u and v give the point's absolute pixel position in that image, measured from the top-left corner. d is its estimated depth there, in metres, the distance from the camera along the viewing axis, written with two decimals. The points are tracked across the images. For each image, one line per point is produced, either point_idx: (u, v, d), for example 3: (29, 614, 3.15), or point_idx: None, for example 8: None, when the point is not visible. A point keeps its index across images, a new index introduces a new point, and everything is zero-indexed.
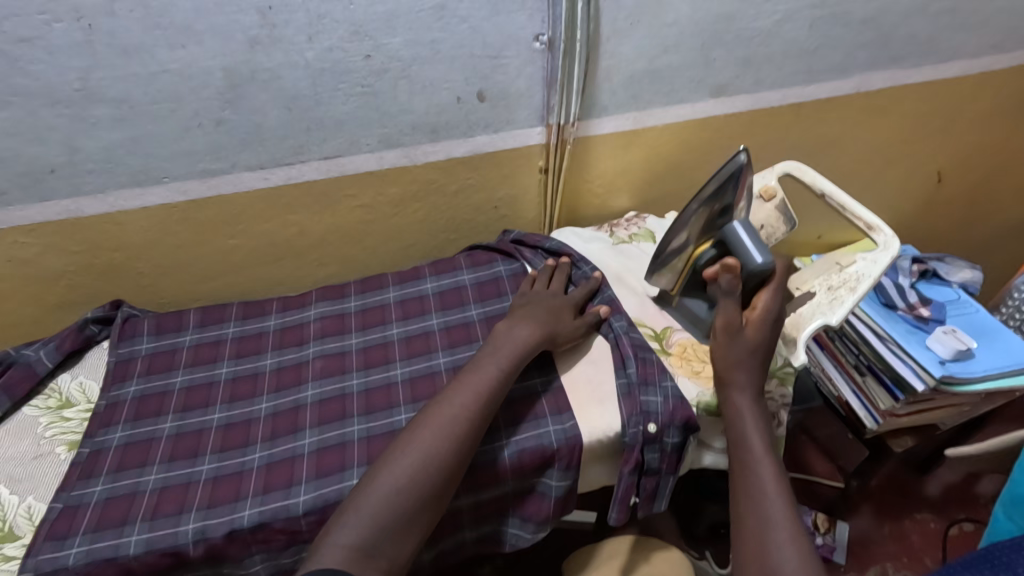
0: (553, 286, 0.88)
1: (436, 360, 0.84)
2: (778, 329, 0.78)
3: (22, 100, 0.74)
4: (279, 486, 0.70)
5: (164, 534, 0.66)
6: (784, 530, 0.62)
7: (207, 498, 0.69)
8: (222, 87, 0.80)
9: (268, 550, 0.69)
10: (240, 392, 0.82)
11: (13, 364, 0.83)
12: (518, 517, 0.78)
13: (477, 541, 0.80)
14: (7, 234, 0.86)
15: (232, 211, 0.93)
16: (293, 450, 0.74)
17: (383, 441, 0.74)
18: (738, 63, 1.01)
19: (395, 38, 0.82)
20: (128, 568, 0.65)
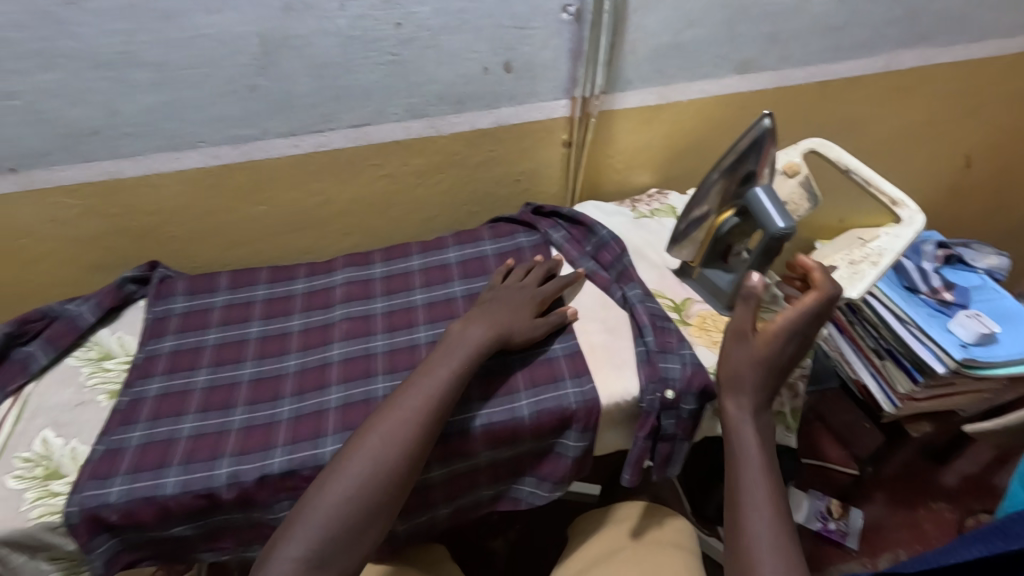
0: (527, 279, 0.86)
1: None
2: (800, 350, 0.71)
3: (67, 62, 0.77)
4: (307, 437, 0.73)
5: (199, 476, 0.69)
6: (773, 548, 0.58)
7: (239, 446, 0.73)
8: (256, 53, 0.82)
9: (296, 497, 0.72)
10: (270, 350, 0.85)
11: (56, 318, 0.86)
12: (534, 476, 0.81)
13: (493, 500, 0.83)
14: (51, 194, 0.89)
15: (262, 178, 0.96)
16: (320, 404, 0.77)
17: None
18: (764, 39, 1.00)
19: (425, 7, 0.83)
20: (166, 508, 0.68)
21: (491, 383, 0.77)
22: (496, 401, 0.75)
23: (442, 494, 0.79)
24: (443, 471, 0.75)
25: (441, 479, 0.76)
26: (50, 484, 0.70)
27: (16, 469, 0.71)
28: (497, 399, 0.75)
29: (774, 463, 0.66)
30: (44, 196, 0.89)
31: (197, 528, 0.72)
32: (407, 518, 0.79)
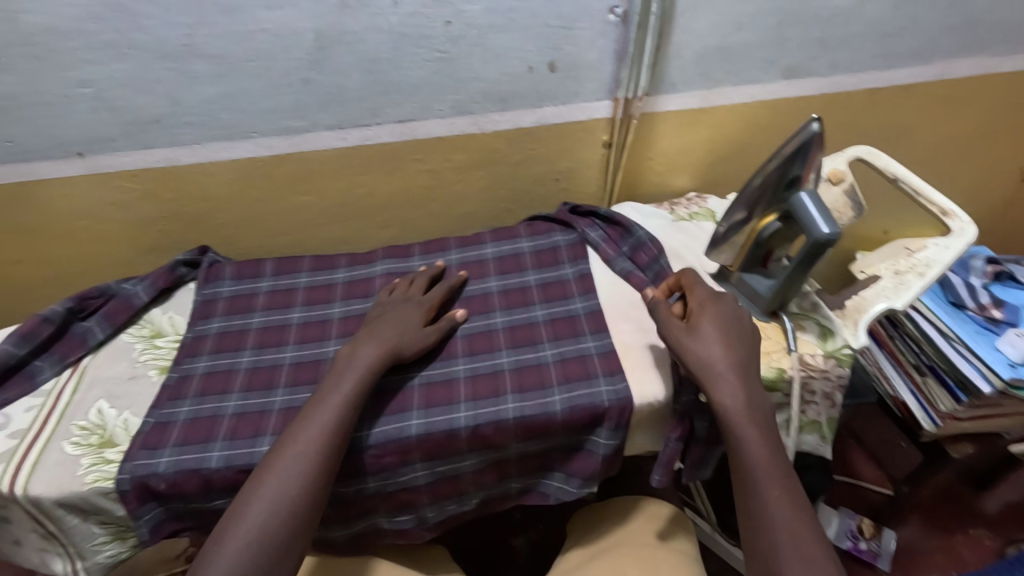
0: (415, 290, 0.87)
1: (494, 319, 0.87)
2: (734, 309, 0.74)
3: (136, 53, 0.82)
4: None
5: (242, 452, 0.72)
6: (791, 540, 0.63)
7: (280, 425, 0.75)
8: (312, 48, 0.85)
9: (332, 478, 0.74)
10: (310, 335, 0.88)
11: (113, 296, 0.91)
12: (562, 472, 0.81)
13: (521, 493, 0.83)
14: (113, 178, 0.94)
15: (309, 169, 0.99)
16: None
17: (442, 387, 0.78)
18: (814, 44, 0.99)
19: (475, 6, 0.85)
20: (210, 480, 0.71)
21: (525, 378, 0.78)
22: (528, 394, 0.76)
23: (472, 485, 0.80)
24: (475, 460, 0.77)
25: (473, 468, 0.77)
26: (104, 451, 0.74)
27: (73, 435, 0.75)
28: (530, 393, 0.76)
29: (775, 442, 0.67)
30: (107, 180, 0.94)
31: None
32: (439, 504, 0.81)
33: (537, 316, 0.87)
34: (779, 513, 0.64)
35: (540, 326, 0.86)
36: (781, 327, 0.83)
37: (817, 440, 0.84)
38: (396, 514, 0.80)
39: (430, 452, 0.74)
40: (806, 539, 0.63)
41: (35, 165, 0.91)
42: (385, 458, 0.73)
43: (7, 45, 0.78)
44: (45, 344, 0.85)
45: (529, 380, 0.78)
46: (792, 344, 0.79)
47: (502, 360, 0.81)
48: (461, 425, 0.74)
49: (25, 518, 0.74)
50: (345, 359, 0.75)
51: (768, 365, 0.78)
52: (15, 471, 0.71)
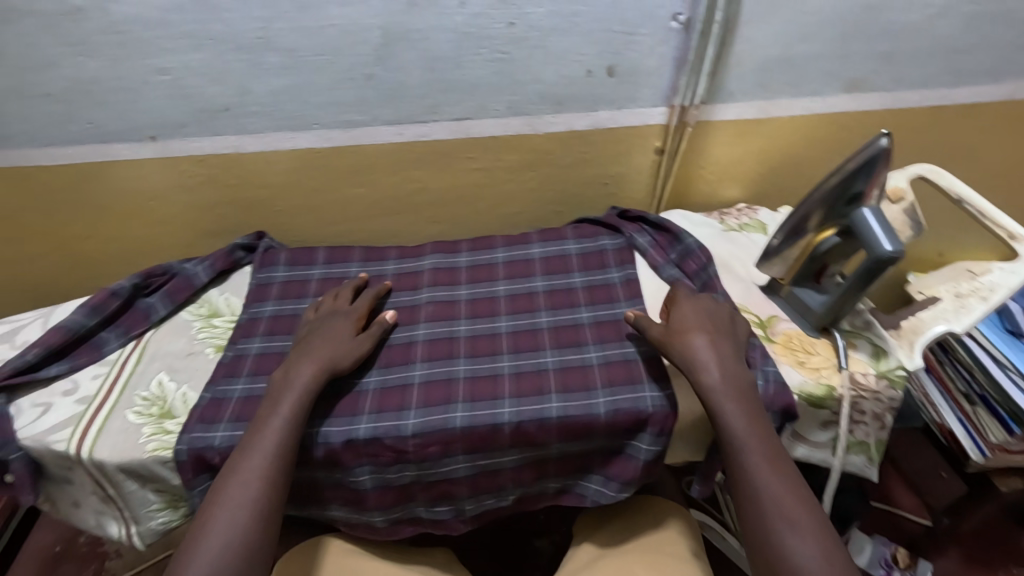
0: (342, 302, 0.87)
1: (539, 319, 0.88)
2: (720, 312, 0.80)
3: (213, 44, 0.85)
4: (391, 408, 0.77)
5: None
6: (784, 508, 0.65)
7: (329, 409, 0.77)
8: (378, 45, 0.88)
9: (376, 463, 0.75)
10: None
11: (174, 275, 0.95)
12: (601, 475, 0.81)
13: (558, 492, 0.84)
14: (181, 162, 0.98)
15: (365, 162, 1.01)
16: (405, 377, 0.81)
17: (487, 382, 0.79)
18: (879, 58, 0.97)
19: (539, 8, 0.86)
20: None
21: (570, 378, 0.79)
22: (573, 395, 0.77)
23: (511, 481, 0.81)
24: (516, 456, 0.77)
25: (513, 464, 0.78)
26: (164, 422, 0.77)
27: (135, 405, 0.79)
28: (574, 394, 0.77)
29: (761, 417, 0.70)
30: (175, 164, 0.98)
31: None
32: (476, 498, 0.81)
33: (582, 318, 0.87)
34: (765, 478, 0.67)
35: (585, 328, 0.86)
36: (832, 343, 0.82)
37: (864, 460, 0.83)
38: (434, 504, 0.81)
39: (473, 445, 0.75)
40: (796, 506, 0.65)
41: (111, 146, 0.95)
42: (429, 447, 0.74)
43: (96, 32, 0.83)
44: (111, 317, 0.89)
45: (573, 380, 0.79)
46: (843, 362, 0.78)
47: (547, 359, 0.82)
48: (505, 420, 0.75)
49: (87, 481, 0.77)
50: (282, 381, 0.75)
51: (816, 382, 0.77)
52: (81, 436, 0.75)
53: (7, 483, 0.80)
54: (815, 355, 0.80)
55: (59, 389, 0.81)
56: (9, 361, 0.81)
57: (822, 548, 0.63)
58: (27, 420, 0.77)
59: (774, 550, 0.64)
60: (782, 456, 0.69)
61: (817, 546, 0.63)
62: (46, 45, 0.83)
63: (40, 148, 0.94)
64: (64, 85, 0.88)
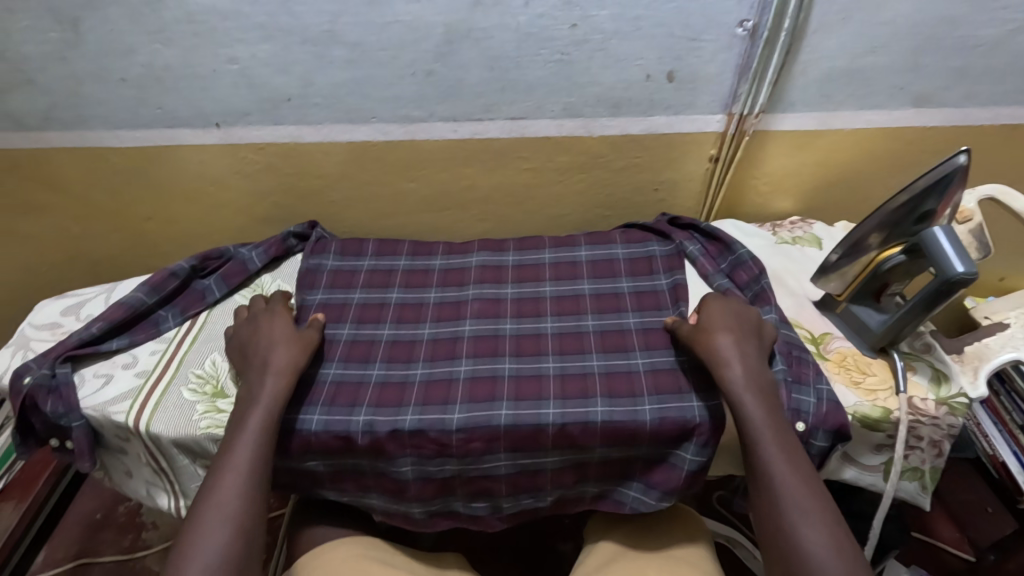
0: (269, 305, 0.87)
1: (585, 323, 0.88)
2: (744, 312, 0.78)
3: (282, 36, 0.87)
4: (436, 402, 0.78)
5: (339, 419, 0.76)
6: (799, 500, 0.64)
7: (376, 398, 0.78)
8: (441, 41, 0.89)
9: (419, 455, 0.76)
10: (407, 316, 0.91)
11: (230, 258, 0.98)
12: (640, 483, 0.80)
13: (596, 498, 0.83)
14: (242, 149, 1.01)
15: (419, 156, 1.02)
16: (450, 373, 0.81)
17: (531, 382, 0.79)
18: (951, 74, 0.94)
19: (603, 11, 0.86)
20: (308, 441, 0.76)
21: (615, 384, 0.78)
22: (618, 400, 0.76)
23: (550, 482, 0.80)
24: (558, 458, 0.77)
25: (554, 466, 0.78)
26: (216, 400, 0.79)
27: (190, 382, 0.81)
28: (620, 399, 0.76)
29: (778, 411, 0.69)
30: (235, 151, 1.01)
31: (330, 465, 0.79)
32: (516, 497, 0.81)
33: (629, 324, 0.87)
34: (780, 469, 0.66)
35: (631, 334, 0.85)
36: (890, 364, 0.79)
37: (916, 488, 0.79)
38: (472, 499, 0.81)
39: (516, 443, 0.76)
40: (810, 497, 0.64)
41: (177, 131, 0.98)
42: (473, 442, 0.75)
43: (174, 21, 0.86)
44: (169, 296, 0.93)
45: (618, 386, 0.78)
46: (901, 385, 0.75)
47: (592, 362, 0.82)
48: (550, 421, 0.74)
49: (142, 453, 0.80)
50: (247, 396, 0.74)
51: (872, 403, 0.75)
52: (139, 408, 0.78)
53: (66, 450, 0.83)
54: (871, 376, 0.78)
55: (119, 362, 0.84)
56: (74, 333, 0.84)
57: (834, 538, 0.62)
58: (90, 390, 0.80)
59: (786, 539, 0.63)
60: (797, 449, 0.68)
61: (829, 538, 0.62)
62: (127, 32, 0.87)
63: (112, 130, 0.98)
64: (140, 71, 0.91)
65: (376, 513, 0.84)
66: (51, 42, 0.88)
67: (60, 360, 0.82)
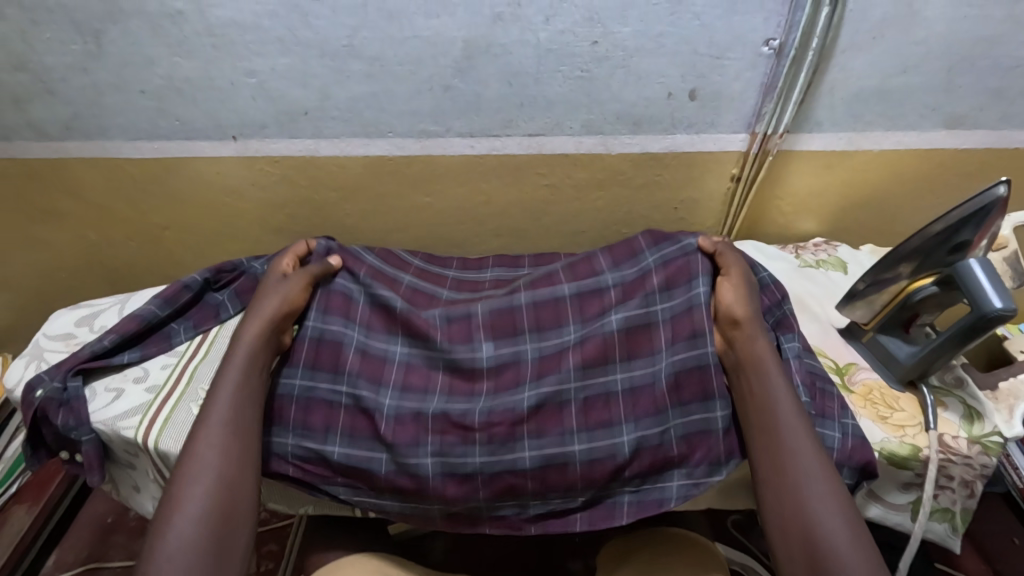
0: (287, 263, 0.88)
1: (605, 278, 0.85)
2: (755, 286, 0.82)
3: (301, 50, 0.87)
4: (462, 394, 0.81)
5: (368, 396, 0.78)
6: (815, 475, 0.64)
7: (401, 381, 0.81)
8: (459, 57, 0.87)
9: (442, 442, 0.76)
10: (420, 300, 0.89)
11: (243, 272, 0.97)
12: (682, 471, 0.75)
13: (634, 502, 0.76)
14: (259, 162, 1.00)
15: (435, 171, 1.01)
16: (473, 359, 0.81)
17: (555, 358, 0.80)
18: (986, 94, 0.90)
19: (625, 28, 0.84)
20: (337, 416, 0.78)
21: (636, 342, 0.79)
22: (637, 362, 0.79)
23: (580, 481, 0.75)
24: (586, 449, 0.75)
25: (583, 459, 0.75)
26: None
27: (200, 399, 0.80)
28: (639, 360, 0.79)
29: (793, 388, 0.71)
30: (252, 163, 1.01)
31: (346, 457, 0.77)
32: (543, 497, 0.76)
33: (649, 264, 0.84)
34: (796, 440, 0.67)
35: (652, 275, 0.83)
36: (919, 399, 0.76)
37: (946, 529, 0.76)
38: (495, 503, 0.76)
39: (540, 426, 0.76)
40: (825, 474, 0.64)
41: (194, 143, 0.98)
42: (496, 428, 0.76)
43: (194, 34, 0.86)
44: (183, 309, 0.92)
45: (639, 345, 0.79)
46: (931, 421, 0.72)
47: (611, 318, 0.80)
48: (572, 397, 0.77)
49: (150, 468, 0.80)
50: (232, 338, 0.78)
51: (900, 440, 0.72)
52: (148, 425, 0.77)
53: (75, 462, 0.82)
54: (898, 412, 0.74)
55: (131, 376, 0.84)
56: (87, 345, 0.84)
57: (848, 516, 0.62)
58: (101, 404, 0.80)
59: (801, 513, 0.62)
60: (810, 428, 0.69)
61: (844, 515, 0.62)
62: (147, 44, 0.87)
63: (132, 141, 0.98)
64: (159, 83, 0.91)
65: (391, 518, 0.79)
66: (73, 54, 0.88)
67: (72, 373, 0.81)
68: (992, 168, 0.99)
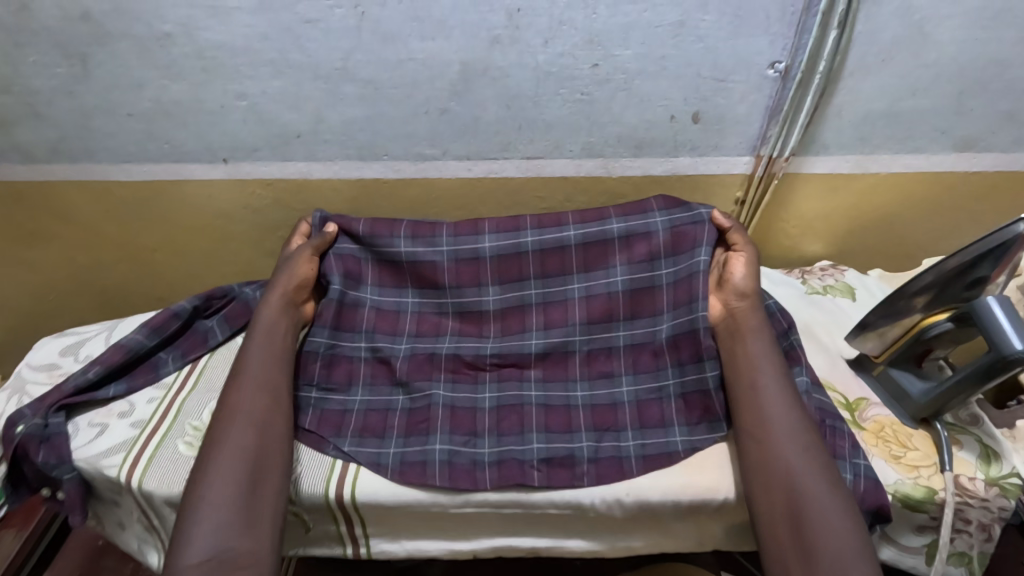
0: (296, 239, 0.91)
1: (610, 226, 0.87)
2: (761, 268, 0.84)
3: (292, 73, 0.85)
4: (472, 334, 0.88)
5: (385, 343, 0.85)
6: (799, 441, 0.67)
7: (415, 329, 0.88)
8: (456, 80, 0.85)
9: (454, 381, 0.83)
10: (422, 232, 0.88)
11: (234, 297, 0.95)
12: (683, 425, 0.76)
13: (643, 457, 0.73)
14: (251, 185, 0.98)
15: (431, 194, 0.98)
16: (480, 301, 0.88)
17: (559, 308, 0.86)
18: (997, 117, 0.88)
19: (627, 51, 0.82)
20: (357, 368, 0.84)
21: (640, 302, 0.84)
22: (639, 321, 0.84)
23: (582, 418, 0.79)
24: (586, 391, 0.82)
25: (585, 404, 0.80)
26: None
27: (187, 435, 0.77)
28: (641, 320, 0.84)
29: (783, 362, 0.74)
30: (244, 186, 0.98)
31: (368, 403, 0.81)
32: (547, 438, 0.76)
33: (656, 225, 0.85)
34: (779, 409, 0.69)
35: (657, 237, 0.85)
36: (932, 437, 0.73)
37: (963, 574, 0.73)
38: (500, 440, 0.76)
39: (546, 372, 0.84)
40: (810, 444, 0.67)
41: (184, 166, 0.96)
42: (506, 368, 0.84)
43: (182, 57, 0.83)
44: (171, 337, 0.90)
45: (642, 305, 0.84)
46: (946, 463, 0.69)
47: (617, 277, 0.85)
48: (577, 348, 0.85)
49: (134, 508, 0.77)
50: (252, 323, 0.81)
51: (915, 482, 0.69)
52: (132, 464, 0.74)
53: (57, 500, 0.79)
54: (912, 451, 0.72)
55: (115, 411, 0.81)
56: (70, 378, 0.81)
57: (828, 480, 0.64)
58: (83, 441, 0.77)
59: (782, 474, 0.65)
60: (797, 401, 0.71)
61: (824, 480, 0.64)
62: (135, 67, 0.85)
63: (120, 163, 0.96)
64: (147, 106, 0.89)
65: (387, 477, 0.72)
66: (58, 77, 0.86)
67: (54, 409, 0.79)
68: (1003, 190, 0.96)
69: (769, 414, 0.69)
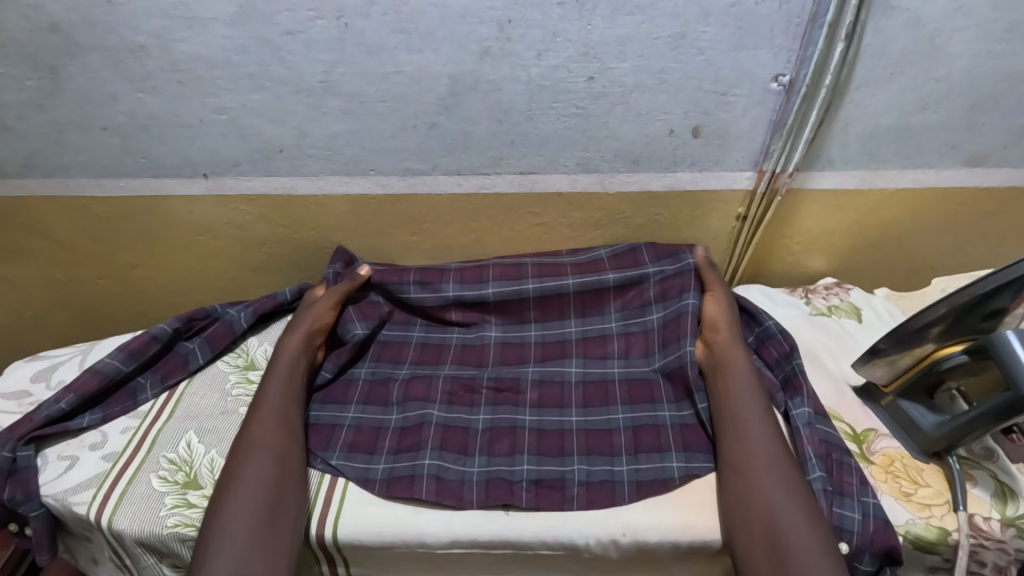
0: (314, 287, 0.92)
1: (606, 276, 0.88)
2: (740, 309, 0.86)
3: (273, 86, 0.81)
4: (472, 363, 0.86)
5: (384, 370, 0.85)
6: (775, 466, 0.66)
7: (417, 356, 0.87)
8: (445, 93, 0.81)
9: (450, 401, 0.80)
10: (429, 276, 0.90)
11: (217, 319, 0.91)
12: (680, 451, 0.73)
13: (636, 483, 0.70)
14: (232, 200, 0.94)
15: (420, 210, 0.94)
16: (483, 338, 0.89)
17: (558, 347, 0.87)
18: (1011, 132, 0.84)
19: (624, 63, 0.78)
20: (353, 389, 0.83)
21: (633, 343, 0.86)
22: (634, 358, 0.85)
23: (577, 443, 0.75)
24: (580, 416, 0.78)
25: (579, 428, 0.77)
26: (188, 493, 0.71)
27: (161, 469, 0.73)
28: (636, 358, 0.85)
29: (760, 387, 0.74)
30: (225, 202, 0.94)
31: (358, 420, 0.79)
32: (538, 459, 0.73)
33: (649, 272, 0.88)
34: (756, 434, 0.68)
35: (650, 286, 0.88)
36: (944, 472, 0.69)
37: None
38: (490, 460, 0.73)
39: (541, 399, 0.80)
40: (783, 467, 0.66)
41: (163, 181, 0.92)
42: (502, 393, 0.81)
43: (157, 69, 0.79)
44: (149, 361, 0.86)
45: (636, 346, 0.85)
46: (960, 501, 0.66)
47: (611, 323, 0.88)
48: (572, 379, 0.83)
49: (105, 546, 0.73)
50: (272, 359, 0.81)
51: (927, 522, 0.65)
52: (101, 501, 0.70)
53: (25, 536, 0.75)
54: (923, 488, 0.68)
55: (87, 442, 0.77)
56: (41, 408, 0.77)
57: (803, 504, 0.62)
58: (52, 475, 0.73)
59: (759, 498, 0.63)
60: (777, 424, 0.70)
61: (800, 504, 0.62)
62: (108, 80, 0.81)
63: (95, 179, 0.92)
64: (121, 119, 0.85)
65: (374, 492, 0.70)
66: (27, 90, 0.82)
67: (23, 441, 0.75)
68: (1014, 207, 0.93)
69: (748, 440, 0.68)
